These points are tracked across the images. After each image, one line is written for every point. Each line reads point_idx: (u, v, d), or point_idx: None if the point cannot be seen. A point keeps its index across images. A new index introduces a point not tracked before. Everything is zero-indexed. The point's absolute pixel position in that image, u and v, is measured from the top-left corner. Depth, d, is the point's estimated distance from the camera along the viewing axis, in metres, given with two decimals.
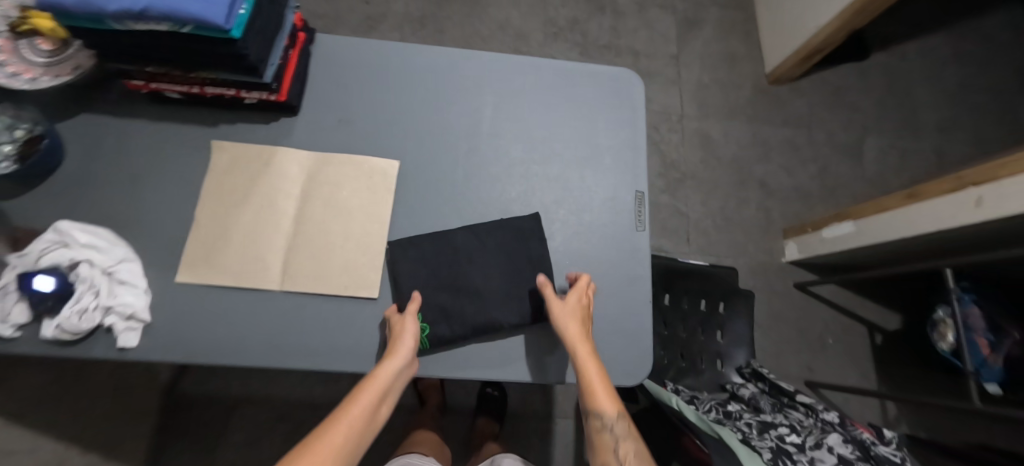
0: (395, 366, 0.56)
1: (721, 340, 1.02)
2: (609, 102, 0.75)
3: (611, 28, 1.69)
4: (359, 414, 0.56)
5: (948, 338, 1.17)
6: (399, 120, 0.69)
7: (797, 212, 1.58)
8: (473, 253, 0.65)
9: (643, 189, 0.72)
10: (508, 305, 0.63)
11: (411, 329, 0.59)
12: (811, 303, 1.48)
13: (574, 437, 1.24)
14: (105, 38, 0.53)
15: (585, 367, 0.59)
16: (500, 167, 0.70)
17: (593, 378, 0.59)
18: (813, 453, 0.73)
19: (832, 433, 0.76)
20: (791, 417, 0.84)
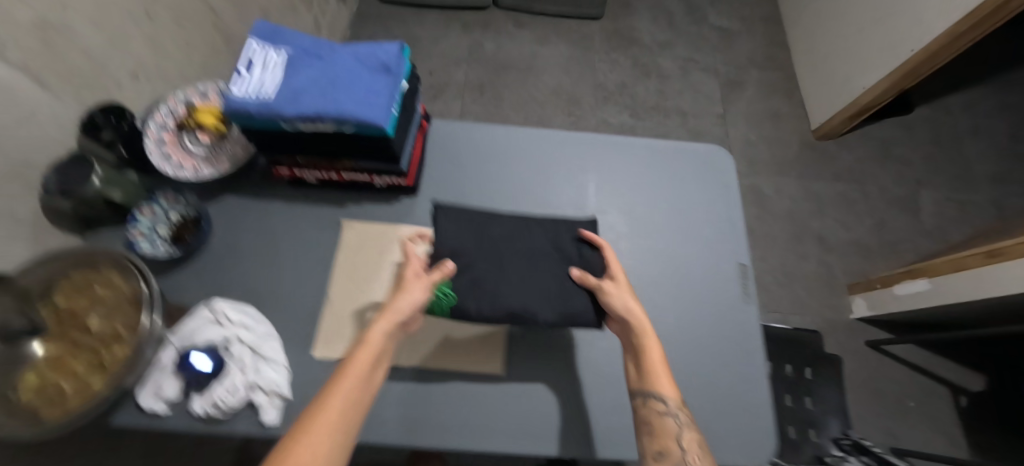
0: (388, 326, 0.58)
1: (813, 407, 0.99)
2: (703, 175, 0.78)
3: (658, 90, 1.76)
4: (361, 375, 0.54)
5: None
6: (510, 199, 0.74)
7: (860, 268, 1.55)
8: (522, 240, 0.66)
9: (745, 259, 0.73)
10: (547, 297, 0.62)
11: (419, 292, 0.59)
12: (885, 363, 1.43)
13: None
14: (270, 136, 0.60)
15: (648, 348, 0.60)
16: (606, 241, 0.73)
17: (654, 360, 0.60)
18: None
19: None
20: None
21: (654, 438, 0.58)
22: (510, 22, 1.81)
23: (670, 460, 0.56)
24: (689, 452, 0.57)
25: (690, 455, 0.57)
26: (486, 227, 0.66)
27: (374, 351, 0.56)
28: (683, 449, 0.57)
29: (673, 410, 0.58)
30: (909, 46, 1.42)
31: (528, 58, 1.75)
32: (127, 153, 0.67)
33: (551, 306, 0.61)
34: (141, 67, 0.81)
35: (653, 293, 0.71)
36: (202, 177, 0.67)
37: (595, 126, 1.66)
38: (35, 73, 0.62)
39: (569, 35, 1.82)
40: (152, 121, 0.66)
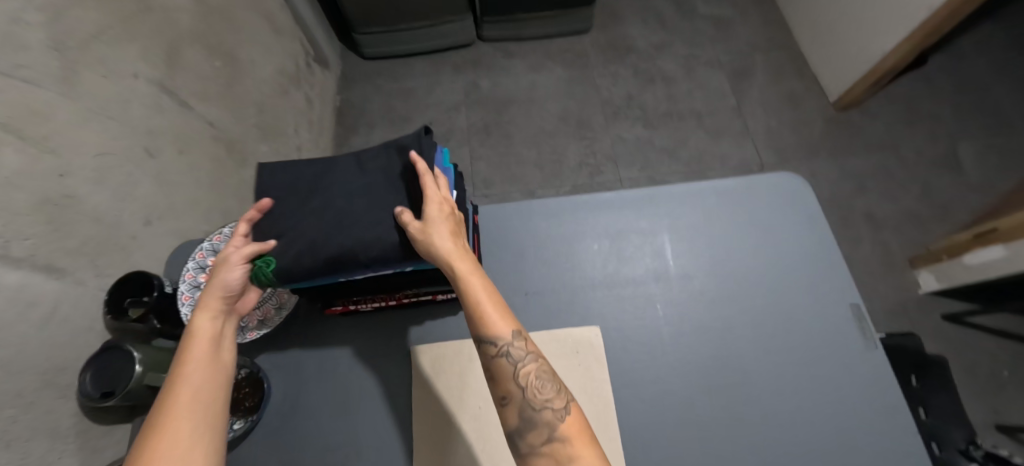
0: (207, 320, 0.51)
1: (926, 418, 0.87)
2: (785, 210, 0.69)
3: (666, 95, 1.69)
4: (205, 364, 0.48)
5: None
6: (581, 281, 0.66)
7: (916, 239, 1.47)
8: (343, 179, 0.58)
9: (858, 300, 0.64)
10: (360, 233, 0.54)
11: (230, 276, 0.53)
12: (968, 335, 1.34)
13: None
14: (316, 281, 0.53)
15: (473, 289, 0.51)
16: (699, 307, 0.64)
17: (481, 296, 0.51)
18: None
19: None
20: None
21: (494, 385, 0.51)
22: (501, 55, 1.75)
23: (512, 405, 0.49)
24: (531, 389, 0.49)
25: (534, 393, 0.49)
26: (320, 177, 0.59)
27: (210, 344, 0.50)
28: (523, 388, 0.50)
29: (508, 349, 0.50)
30: (922, 6, 1.35)
31: (527, 88, 1.69)
32: (160, 324, 0.59)
33: (379, 240, 0.54)
34: (154, 210, 0.74)
35: (760, 355, 0.61)
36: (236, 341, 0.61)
37: (611, 145, 1.60)
38: (49, 262, 0.55)
39: (562, 56, 1.75)
40: (185, 282, 0.59)
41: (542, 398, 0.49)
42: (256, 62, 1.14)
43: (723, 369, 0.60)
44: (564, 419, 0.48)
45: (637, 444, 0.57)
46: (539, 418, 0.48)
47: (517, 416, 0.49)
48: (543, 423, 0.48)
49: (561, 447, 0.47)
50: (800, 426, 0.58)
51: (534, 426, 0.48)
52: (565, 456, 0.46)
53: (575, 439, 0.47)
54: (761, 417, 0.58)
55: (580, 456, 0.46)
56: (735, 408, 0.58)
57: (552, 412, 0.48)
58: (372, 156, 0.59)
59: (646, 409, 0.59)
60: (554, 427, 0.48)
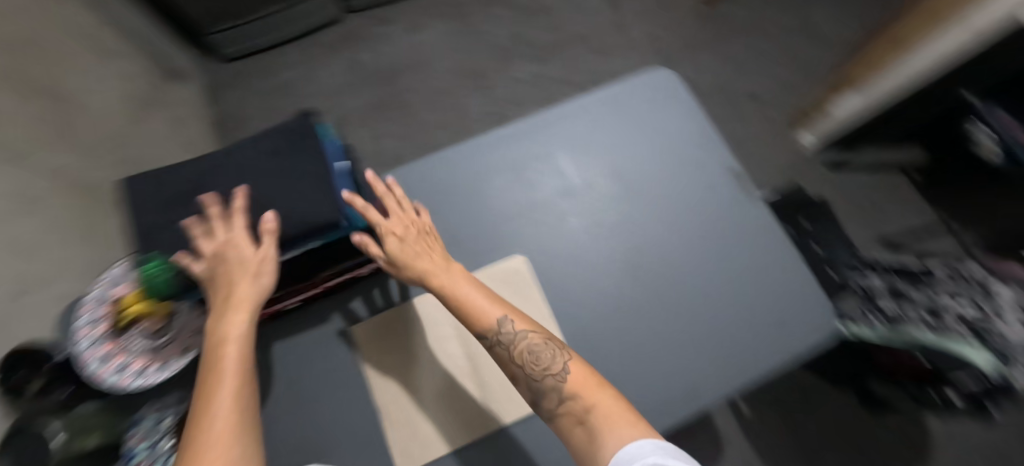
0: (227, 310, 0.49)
1: (819, 250, 1.04)
2: (661, 100, 0.75)
3: (548, 25, 1.70)
4: (241, 374, 0.46)
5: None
6: (495, 217, 0.68)
7: (794, 105, 1.63)
8: (216, 179, 0.56)
9: (733, 163, 0.72)
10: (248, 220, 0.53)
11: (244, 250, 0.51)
12: (847, 177, 1.55)
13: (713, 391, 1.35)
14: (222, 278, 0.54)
15: (448, 287, 0.56)
16: (607, 210, 0.69)
17: (451, 294, 0.56)
18: (995, 316, 0.75)
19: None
20: (937, 293, 0.82)
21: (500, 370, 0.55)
22: (375, 22, 1.66)
23: (519, 382, 0.53)
24: (528, 363, 0.53)
25: (532, 366, 0.53)
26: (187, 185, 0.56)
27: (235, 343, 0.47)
28: (522, 367, 0.53)
29: (498, 337, 0.54)
30: None
31: (411, 51, 1.63)
32: (71, 390, 0.55)
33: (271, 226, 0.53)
34: (25, 278, 0.67)
35: (669, 235, 0.68)
36: (150, 384, 0.56)
37: (508, 88, 1.59)
38: None
39: (436, 9, 1.70)
40: (79, 342, 0.53)
41: (540, 370, 0.53)
42: (101, 93, 1.02)
43: (640, 259, 0.66)
44: (566, 378, 0.51)
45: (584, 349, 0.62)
46: (545, 387, 0.52)
47: (528, 393, 0.53)
48: (550, 391, 0.51)
49: (574, 404, 0.50)
50: (711, 284, 0.66)
51: (541, 394, 0.52)
52: (583, 411, 0.49)
53: (589, 394, 0.50)
54: (679, 290, 0.65)
55: (596, 401, 0.49)
56: (657, 290, 0.65)
57: (554, 378, 0.52)
58: (249, 143, 0.58)
59: (583, 318, 0.63)
60: (559, 390, 0.51)
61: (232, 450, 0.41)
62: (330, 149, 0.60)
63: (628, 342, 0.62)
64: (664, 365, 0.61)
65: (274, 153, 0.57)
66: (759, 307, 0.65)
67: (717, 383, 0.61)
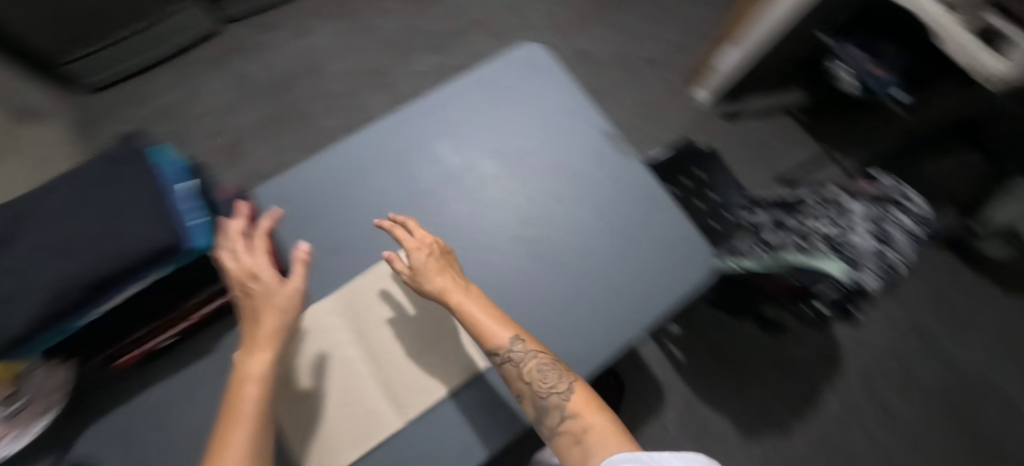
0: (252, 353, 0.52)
1: (714, 195, 1.15)
2: (528, 74, 0.78)
3: (443, 15, 1.70)
4: (256, 412, 0.49)
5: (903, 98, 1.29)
6: (378, 212, 0.68)
7: (685, 65, 1.76)
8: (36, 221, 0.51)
9: (603, 123, 0.76)
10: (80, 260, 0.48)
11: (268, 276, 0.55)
12: (739, 126, 1.71)
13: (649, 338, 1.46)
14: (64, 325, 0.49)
15: (467, 311, 0.58)
16: (491, 186, 0.71)
17: (467, 313, 0.58)
18: (849, 228, 0.85)
19: (894, 209, 0.85)
20: (806, 215, 0.93)
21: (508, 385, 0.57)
22: (260, 31, 1.58)
23: (526, 399, 0.56)
24: (535, 381, 0.56)
25: (539, 384, 0.56)
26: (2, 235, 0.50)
27: (256, 385, 0.50)
28: (529, 384, 0.56)
29: (509, 354, 0.56)
30: None
31: (304, 57, 1.57)
32: None
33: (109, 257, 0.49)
34: None
35: (552, 202, 0.71)
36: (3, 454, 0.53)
37: (412, 81, 1.58)
38: None
39: (324, 10, 1.64)
40: None
41: (546, 387, 0.56)
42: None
43: (531, 232, 0.69)
44: (569, 399, 0.55)
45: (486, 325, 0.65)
46: (549, 405, 0.55)
47: (533, 410, 0.56)
48: (554, 409, 0.55)
49: (574, 424, 0.54)
50: (595, 241, 0.70)
51: (546, 413, 0.55)
52: (580, 431, 0.54)
53: (588, 416, 0.55)
54: (572, 254, 0.69)
55: (592, 423, 0.54)
56: (550, 258, 0.68)
57: (557, 397, 0.55)
58: (74, 176, 0.54)
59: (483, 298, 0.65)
60: (562, 408, 0.55)
61: None
62: (169, 172, 0.59)
63: (528, 313, 0.65)
64: (564, 327, 0.65)
65: (100, 185, 0.54)
66: (640, 253, 0.70)
67: (615, 335, 0.65)
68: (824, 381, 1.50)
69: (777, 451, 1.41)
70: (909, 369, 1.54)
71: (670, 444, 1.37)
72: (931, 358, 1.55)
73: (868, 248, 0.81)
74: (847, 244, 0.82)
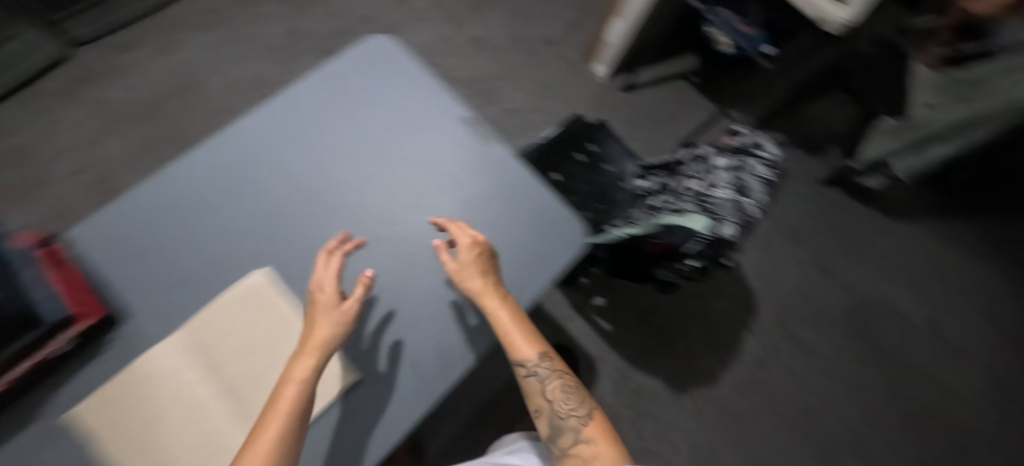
0: (301, 361, 0.56)
1: (611, 168, 1.19)
2: (381, 73, 0.79)
3: (327, 13, 1.62)
4: (291, 416, 0.52)
5: (771, 53, 1.35)
6: (232, 232, 0.67)
7: (580, 42, 1.79)
8: None
9: (460, 112, 0.79)
10: None
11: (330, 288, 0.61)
12: (639, 96, 1.76)
13: (576, 313, 1.49)
14: None
15: (496, 316, 0.64)
16: (354, 190, 0.72)
17: (505, 323, 0.65)
18: (713, 177, 0.86)
19: (750, 150, 0.85)
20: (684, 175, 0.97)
21: (529, 399, 0.68)
22: (121, 50, 1.45)
23: (544, 416, 0.67)
24: (557, 400, 0.66)
25: (560, 404, 0.66)
26: None
27: (296, 385, 0.54)
28: (550, 401, 0.67)
29: (535, 369, 0.67)
30: None
31: (176, 73, 1.46)
32: None
33: None
34: None
35: (416, 198, 0.73)
36: None
37: None
38: None
39: (192, 20, 1.53)
40: None
41: (565, 409, 0.65)
42: None
43: (399, 231, 0.71)
44: (586, 424, 0.63)
45: (355, 332, 0.65)
46: (566, 425, 0.64)
47: (548, 427, 0.66)
48: (568, 429, 0.64)
49: (585, 448, 0.61)
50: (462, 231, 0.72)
51: (560, 431, 0.64)
52: (586, 453, 0.60)
53: (600, 443, 0.61)
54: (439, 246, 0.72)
55: (599, 449, 0.61)
56: (418, 252, 0.71)
57: (575, 420, 0.64)
58: None
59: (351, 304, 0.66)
60: (578, 430, 0.63)
61: None
62: None
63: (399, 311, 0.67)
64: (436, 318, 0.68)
65: None
66: (507, 237, 0.73)
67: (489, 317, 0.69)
68: (743, 326, 1.59)
69: (708, 400, 1.50)
70: (816, 301, 1.67)
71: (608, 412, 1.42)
72: (833, 289, 1.69)
73: (725, 195, 0.80)
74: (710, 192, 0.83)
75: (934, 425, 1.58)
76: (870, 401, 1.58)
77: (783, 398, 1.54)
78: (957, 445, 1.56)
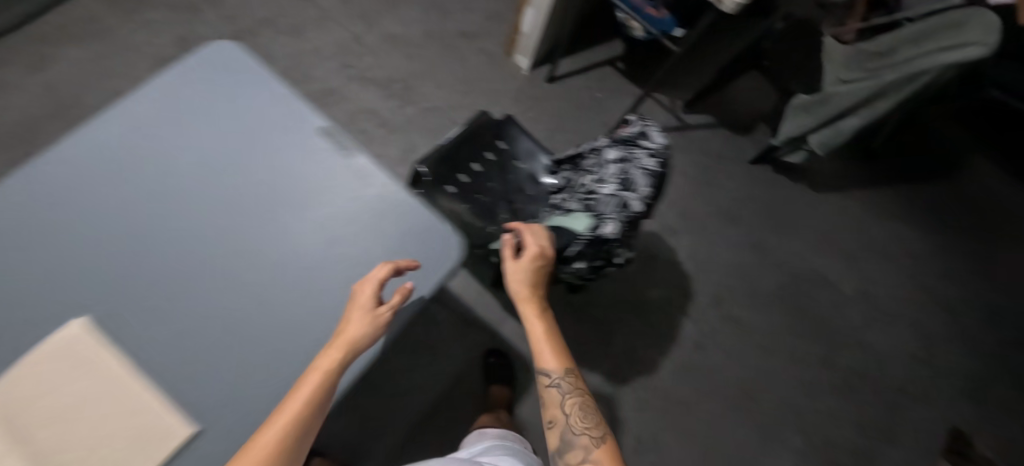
0: (333, 360, 0.56)
1: (523, 165, 1.15)
2: (227, 83, 0.73)
3: (221, 17, 1.52)
4: (303, 407, 0.52)
5: (677, 34, 1.33)
6: (47, 273, 0.58)
7: (501, 34, 1.72)
8: None
9: (320, 123, 0.75)
10: None
11: (367, 290, 0.62)
12: (565, 85, 1.70)
13: (509, 316, 1.45)
14: None
15: (533, 329, 0.68)
16: (197, 215, 0.66)
17: (541, 335, 0.68)
18: (603, 173, 0.83)
19: (637, 140, 0.82)
20: (584, 168, 0.94)
21: (545, 408, 0.67)
22: None
23: (557, 428, 0.65)
24: (574, 415, 0.64)
25: (575, 420, 0.64)
26: None
27: (317, 380, 0.54)
28: (567, 415, 0.65)
29: (557, 382, 0.66)
30: None
31: (49, 92, 1.33)
32: None
33: None
34: None
35: (271, 220, 0.68)
36: None
37: None
38: None
39: (67, 33, 1.40)
40: None
41: (578, 426, 0.64)
42: None
43: (244, 260, 0.65)
44: (597, 446, 0.61)
45: (189, 381, 0.58)
46: (578, 442, 0.62)
47: (559, 439, 0.64)
48: (579, 446, 0.61)
49: None
50: (323, 255, 0.68)
51: (570, 447, 0.62)
52: None
53: None
54: (292, 273, 0.67)
55: None
56: (267, 281, 0.65)
57: (588, 439, 0.62)
58: None
59: (186, 348, 0.59)
60: (587, 450, 0.61)
61: None
62: None
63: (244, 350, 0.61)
64: (288, 353, 0.62)
65: None
66: (375, 256, 0.69)
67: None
68: (681, 312, 1.58)
69: (649, 389, 1.48)
70: (751, 280, 1.67)
71: None
72: (767, 266, 1.70)
73: (608, 194, 0.77)
74: (598, 190, 0.80)
75: (870, 390, 1.60)
76: (809, 374, 1.59)
77: (724, 380, 1.54)
78: (891, 407, 1.60)
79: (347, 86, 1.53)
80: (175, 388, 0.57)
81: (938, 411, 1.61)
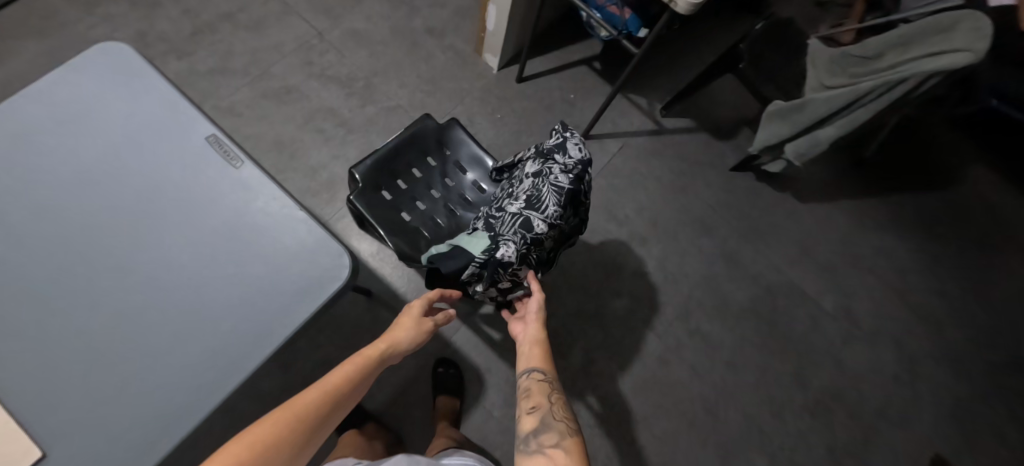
0: (381, 349, 0.68)
1: (465, 174, 1.12)
2: (113, 88, 0.70)
3: (182, 12, 1.50)
4: (346, 379, 0.62)
5: (642, 34, 1.25)
6: None
7: (471, 31, 1.67)
8: None
9: (211, 131, 0.72)
10: None
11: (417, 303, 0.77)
12: (536, 85, 1.64)
13: (461, 324, 1.41)
14: None
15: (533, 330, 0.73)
16: (69, 227, 0.63)
17: (537, 338, 0.72)
18: (516, 187, 0.79)
19: (553, 155, 0.78)
20: (509, 180, 0.90)
21: (527, 398, 0.66)
22: None
23: (536, 415, 0.64)
24: (556, 407, 0.65)
25: (556, 411, 0.64)
26: None
27: (360, 361, 0.65)
28: (551, 405, 0.65)
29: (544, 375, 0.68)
30: None
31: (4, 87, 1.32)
32: None
33: None
34: None
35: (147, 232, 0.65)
36: None
37: None
38: None
39: (27, 27, 1.40)
40: None
41: (557, 418, 0.64)
42: None
43: (114, 273, 0.63)
44: (571, 436, 0.61)
45: (39, 402, 0.56)
46: (554, 427, 0.62)
47: (536, 424, 0.63)
48: (554, 431, 0.62)
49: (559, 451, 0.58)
50: (200, 270, 0.65)
51: (547, 430, 0.62)
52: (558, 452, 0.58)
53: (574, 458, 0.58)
54: (162, 289, 0.63)
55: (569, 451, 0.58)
56: (132, 297, 0.62)
57: (565, 427, 0.62)
58: None
59: (42, 368, 0.57)
60: (562, 436, 0.61)
61: (293, 420, 0.55)
62: None
63: (103, 368, 0.59)
64: (150, 375, 0.59)
65: None
66: (255, 272, 0.66)
67: (221, 368, 0.61)
68: (646, 324, 1.52)
69: (607, 406, 1.42)
70: (722, 293, 1.60)
71: (496, 426, 1.35)
72: (741, 279, 1.62)
73: (511, 212, 0.74)
74: (506, 206, 0.77)
75: (845, 414, 1.52)
76: (778, 393, 1.52)
77: (687, 396, 1.47)
78: (867, 431, 1.51)
79: (306, 83, 1.49)
80: (23, 409, 0.55)
81: (918, 437, 1.52)
